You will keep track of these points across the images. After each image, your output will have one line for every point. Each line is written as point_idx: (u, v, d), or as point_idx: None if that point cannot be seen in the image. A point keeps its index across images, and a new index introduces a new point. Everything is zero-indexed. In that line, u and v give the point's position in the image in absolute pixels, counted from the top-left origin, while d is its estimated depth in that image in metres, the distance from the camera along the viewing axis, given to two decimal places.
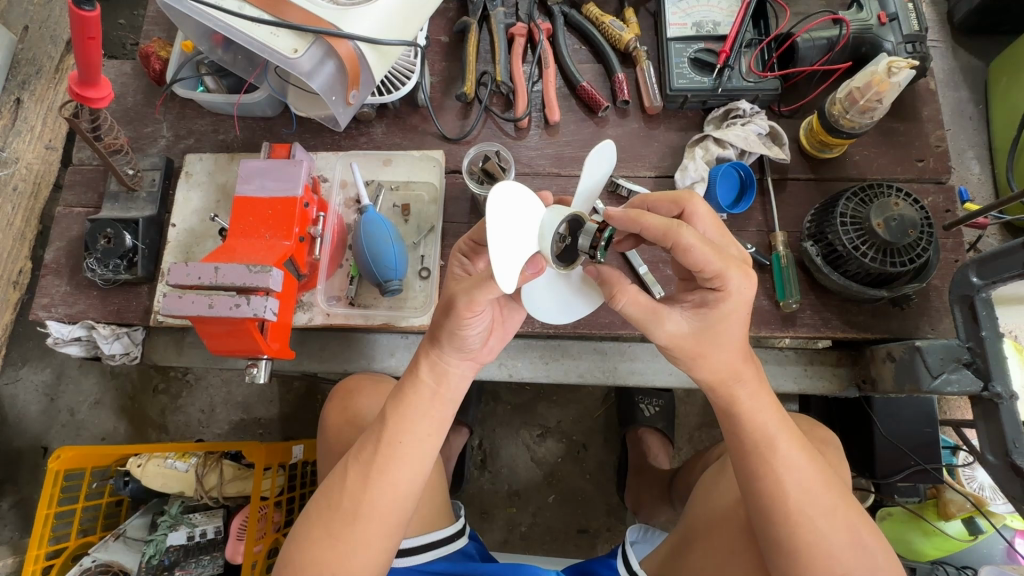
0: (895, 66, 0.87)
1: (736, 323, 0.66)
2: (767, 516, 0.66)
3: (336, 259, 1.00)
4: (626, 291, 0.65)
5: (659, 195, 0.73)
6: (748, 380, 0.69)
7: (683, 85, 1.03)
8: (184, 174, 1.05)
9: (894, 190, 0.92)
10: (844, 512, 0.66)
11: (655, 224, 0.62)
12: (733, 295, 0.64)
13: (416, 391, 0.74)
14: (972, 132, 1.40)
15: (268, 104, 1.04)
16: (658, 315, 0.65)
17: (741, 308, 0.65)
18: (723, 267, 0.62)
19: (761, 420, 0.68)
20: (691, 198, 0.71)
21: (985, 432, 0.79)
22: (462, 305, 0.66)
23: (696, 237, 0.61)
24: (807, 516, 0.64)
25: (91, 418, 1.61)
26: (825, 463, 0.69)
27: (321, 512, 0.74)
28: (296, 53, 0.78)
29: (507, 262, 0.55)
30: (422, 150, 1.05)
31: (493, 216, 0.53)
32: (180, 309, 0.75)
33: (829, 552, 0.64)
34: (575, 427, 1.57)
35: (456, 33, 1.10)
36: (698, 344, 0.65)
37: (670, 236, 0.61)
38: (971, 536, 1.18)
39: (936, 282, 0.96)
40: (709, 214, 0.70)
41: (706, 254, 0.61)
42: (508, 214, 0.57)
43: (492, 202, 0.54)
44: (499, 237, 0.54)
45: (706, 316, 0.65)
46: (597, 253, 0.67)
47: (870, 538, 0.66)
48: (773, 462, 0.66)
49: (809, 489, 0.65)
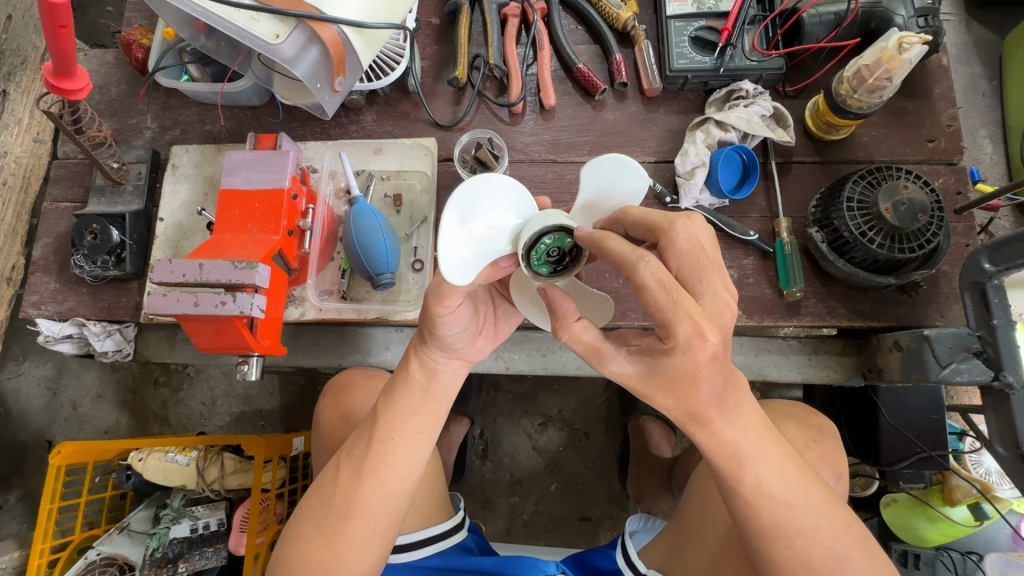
0: (906, 41, 0.82)
1: (704, 378, 0.55)
2: (745, 529, 0.64)
3: (326, 252, 0.97)
4: (568, 328, 0.60)
5: (639, 215, 0.61)
6: (716, 415, 0.59)
7: (684, 65, 0.98)
8: (170, 167, 1.03)
9: (903, 172, 0.88)
10: (827, 528, 0.63)
11: (616, 249, 0.54)
12: (681, 348, 0.53)
13: (406, 387, 0.72)
14: (985, 109, 1.35)
15: (254, 92, 1.01)
16: (602, 353, 0.59)
17: (698, 367, 0.54)
18: (673, 314, 0.52)
19: (730, 440, 0.61)
20: (668, 228, 0.57)
21: (994, 421, 0.76)
22: (432, 300, 0.64)
23: (656, 276, 0.52)
24: (786, 533, 0.62)
25: (94, 412, 1.61)
26: (811, 474, 0.65)
27: (315, 509, 0.73)
28: (278, 39, 0.76)
29: (469, 260, 0.59)
30: (414, 138, 1.02)
31: (461, 213, 0.58)
32: (164, 308, 0.73)
33: (809, 565, 0.62)
34: (576, 416, 1.56)
35: (448, 15, 1.06)
36: (647, 386, 0.58)
37: (627, 268, 0.53)
38: (977, 521, 1.16)
39: (945, 268, 0.93)
40: (689, 251, 0.57)
41: (659, 300, 0.52)
42: (484, 202, 0.60)
43: (457, 200, 0.57)
44: (459, 235, 0.58)
45: (659, 367, 0.56)
46: (530, 257, 0.62)
47: (856, 550, 0.63)
48: (738, 486, 0.62)
49: (784, 508, 0.62)
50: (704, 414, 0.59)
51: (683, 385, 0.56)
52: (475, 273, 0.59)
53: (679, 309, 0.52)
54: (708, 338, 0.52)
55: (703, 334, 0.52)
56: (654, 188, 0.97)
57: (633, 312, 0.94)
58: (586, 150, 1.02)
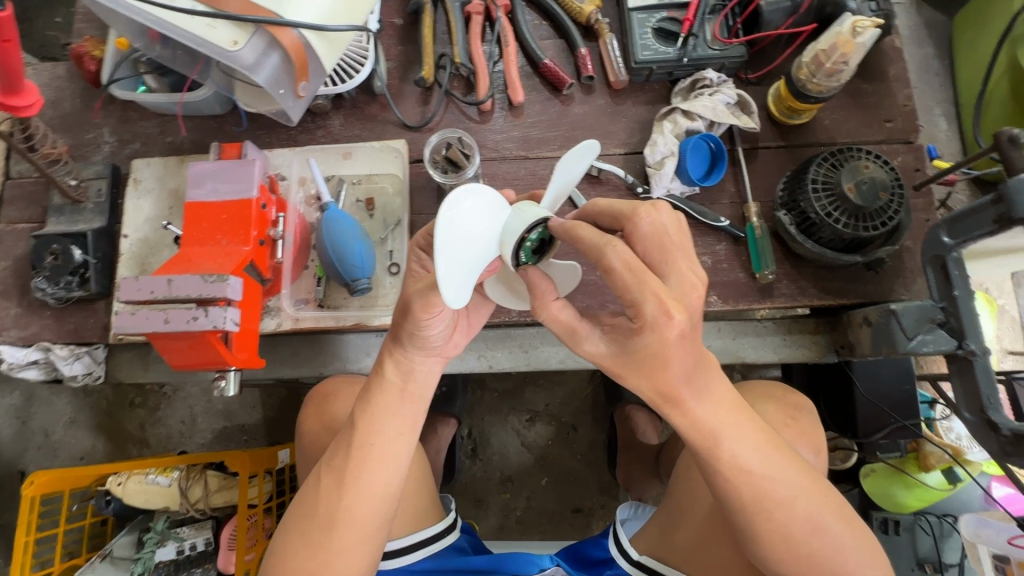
0: (860, 25, 0.84)
1: (673, 357, 0.56)
2: (727, 505, 0.66)
3: (300, 261, 0.95)
4: (546, 307, 0.60)
5: (604, 206, 0.62)
6: (695, 394, 0.60)
7: (648, 56, 0.99)
8: (132, 182, 1.00)
9: (864, 152, 0.90)
10: (806, 500, 0.65)
11: (587, 238, 0.55)
12: (649, 327, 0.54)
13: (382, 391, 0.71)
14: (938, 88, 1.39)
15: (215, 101, 0.98)
16: (576, 335, 0.59)
17: (666, 344, 0.55)
18: (639, 294, 0.53)
19: (706, 419, 0.62)
20: (632, 213, 0.58)
21: (960, 388, 0.79)
22: (419, 307, 0.65)
23: (621, 258, 0.53)
24: (766, 506, 0.64)
25: (68, 438, 1.56)
26: (788, 449, 0.67)
27: (298, 523, 0.72)
28: (237, 45, 0.75)
29: (463, 279, 0.56)
30: (382, 141, 1.01)
31: (449, 237, 0.53)
32: (134, 327, 0.71)
33: (789, 535, 0.65)
34: (563, 409, 1.57)
35: (411, 15, 1.05)
36: (621, 366, 0.58)
37: (596, 254, 0.54)
38: (950, 485, 1.23)
39: (908, 244, 0.96)
40: (652, 235, 0.57)
41: (626, 280, 0.53)
42: (464, 217, 0.55)
43: (443, 224, 0.51)
44: (453, 259, 0.53)
45: (629, 348, 0.57)
46: (518, 255, 0.63)
47: (833, 518, 0.66)
48: (717, 464, 0.64)
49: (763, 483, 0.64)
50: (679, 394, 0.60)
51: (656, 368, 0.57)
52: (471, 289, 0.57)
53: (646, 290, 0.53)
54: (673, 317, 0.53)
55: (669, 313, 0.53)
56: (625, 179, 0.98)
57: (612, 303, 0.95)
58: (557, 145, 1.02)
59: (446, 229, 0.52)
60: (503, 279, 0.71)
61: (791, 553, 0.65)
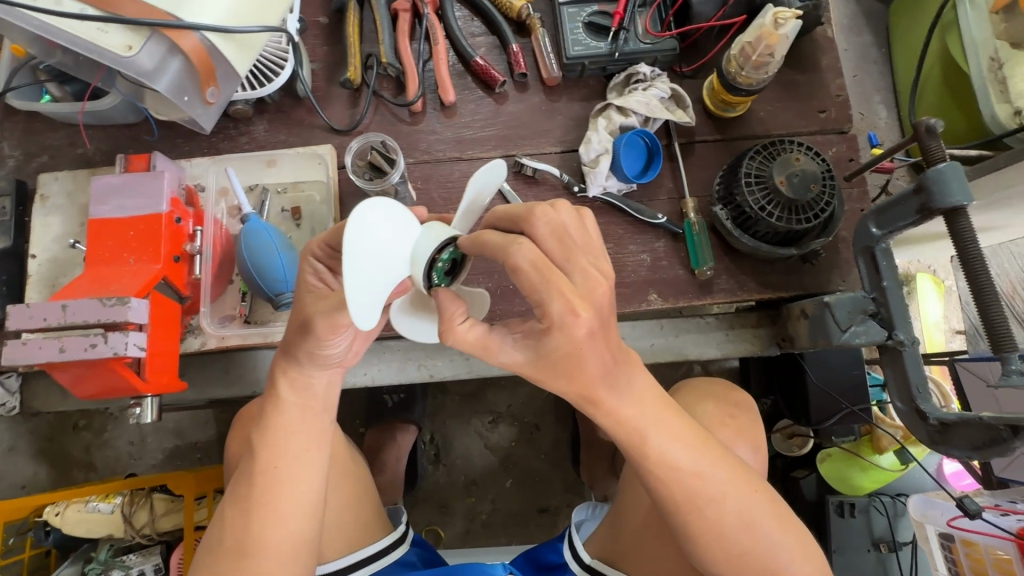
0: (781, 17, 0.83)
1: (588, 355, 0.54)
2: (662, 506, 0.64)
3: (222, 277, 0.90)
4: (453, 331, 0.56)
5: (504, 212, 0.59)
6: (617, 394, 0.59)
7: (580, 52, 0.97)
8: (39, 198, 0.94)
9: (795, 144, 0.90)
10: (736, 497, 0.64)
11: (492, 243, 0.53)
12: (557, 327, 0.52)
13: (280, 408, 0.69)
14: (877, 75, 1.41)
15: (126, 109, 0.93)
16: (488, 350, 0.56)
17: (577, 342, 0.53)
18: (546, 293, 0.51)
19: (629, 419, 0.60)
20: (528, 216, 0.55)
21: (892, 378, 0.79)
22: (323, 328, 0.61)
23: (529, 257, 0.51)
24: (698, 504, 0.63)
25: (7, 467, 1.49)
26: (715, 444, 0.66)
27: (209, 561, 0.67)
28: (131, 50, 0.69)
29: (373, 297, 0.52)
30: (308, 147, 0.97)
31: (361, 251, 0.50)
32: (25, 357, 0.67)
33: (722, 533, 0.64)
34: (525, 410, 1.55)
35: (335, 13, 1.01)
36: (540, 370, 0.56)
37: (503, 254, 0.52)
38: (902, 465, 1.25)
39: (844, 233, 0.97)
40: (552, 233, 0.55)
41: (533, 278, 0.51)
42: (377, 232, 0.52)
43: (353, 237, 0.49)
44: (365, 275, 0.50)
45: (540, 351, 0.54)
46: (431, 276, 0.60)
47: (763, 512, 0.65)
48: (644, 462, 0.62)
49: (695, 480, 0.63)
50: (599, 397, 0.58)
51: (571, 370, 0.55)
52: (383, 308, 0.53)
53: (552, 287, 0.51)
54: (580, 315, 0.52)
55: (575, 310, 0.51)
56: (561, 178, 0.96)
57: None
58: (492, 145, 0.99)
59: (358, 244, 0.49)
60: (414, 302, 0.66)
61: (724, 552, 0.64)
